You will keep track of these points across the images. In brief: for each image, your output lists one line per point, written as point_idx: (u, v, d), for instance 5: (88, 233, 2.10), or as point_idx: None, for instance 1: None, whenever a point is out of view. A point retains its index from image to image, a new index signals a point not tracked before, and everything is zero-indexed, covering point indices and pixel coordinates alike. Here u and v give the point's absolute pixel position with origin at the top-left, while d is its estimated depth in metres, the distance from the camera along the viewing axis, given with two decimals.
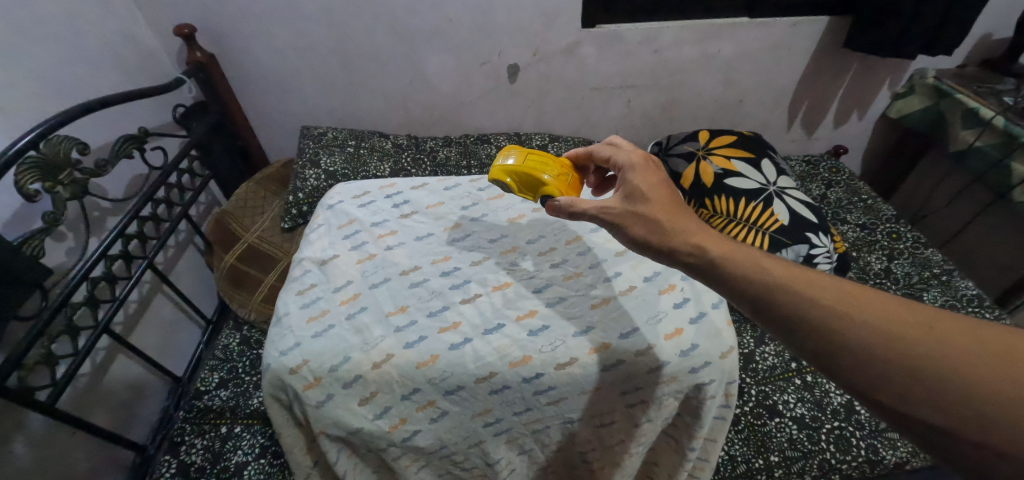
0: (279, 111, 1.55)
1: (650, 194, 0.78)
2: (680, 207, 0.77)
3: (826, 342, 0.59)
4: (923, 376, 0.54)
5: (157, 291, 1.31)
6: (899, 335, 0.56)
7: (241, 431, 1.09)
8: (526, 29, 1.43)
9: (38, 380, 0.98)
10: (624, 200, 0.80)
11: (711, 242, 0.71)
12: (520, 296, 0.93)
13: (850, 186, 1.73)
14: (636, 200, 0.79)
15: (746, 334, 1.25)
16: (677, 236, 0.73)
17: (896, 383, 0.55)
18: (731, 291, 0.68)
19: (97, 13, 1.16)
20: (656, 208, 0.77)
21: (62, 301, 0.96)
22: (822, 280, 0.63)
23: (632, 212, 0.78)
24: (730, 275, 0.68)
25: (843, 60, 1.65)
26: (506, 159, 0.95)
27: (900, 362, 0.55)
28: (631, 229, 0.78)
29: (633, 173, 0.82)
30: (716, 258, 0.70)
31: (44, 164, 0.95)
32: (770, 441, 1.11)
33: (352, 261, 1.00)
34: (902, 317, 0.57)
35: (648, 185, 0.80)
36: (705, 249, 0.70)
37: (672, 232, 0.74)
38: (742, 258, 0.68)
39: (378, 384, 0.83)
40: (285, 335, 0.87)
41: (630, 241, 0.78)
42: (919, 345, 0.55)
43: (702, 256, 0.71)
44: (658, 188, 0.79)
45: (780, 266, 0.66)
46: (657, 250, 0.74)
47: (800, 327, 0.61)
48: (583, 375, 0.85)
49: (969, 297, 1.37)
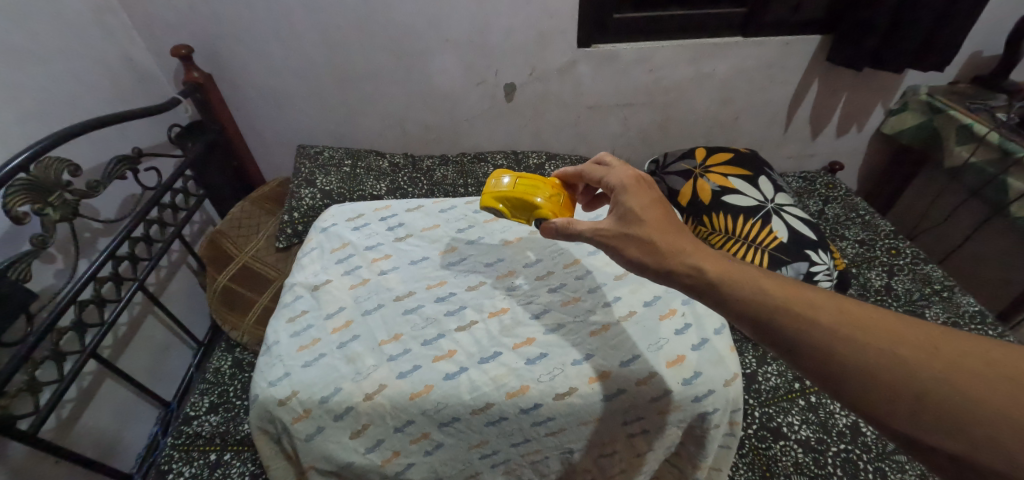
0: (275, 131, 1.55)
1: (644, 215, 0.77)
2: (675, 227, 0.75)
3: (830, 365, 0.57)
4: (927, 397, 0.52)
5: (148, 313, 1.29)
6: (904, 356, 0.54)
7: (231, 458, 1.05)
8: (522, 49, 1.44)
9: (21, 408, 0.96)
10: (618, 221, 0.78)
11: (708, 262, 0.70)
12: (518, 323, 0.91)
13: (847, 202, 1.72)
14: (630, 222, 0.77)
15: (748, 354, 1.24)
16: (675, 258, 0.72)
17: (901, 405, 0.53)
18: (732, 311, 0.66)
19: (94, 34, 1.16)
20: (650, 229, 0.75)
21: (48, 326, 0.94)
22: (820, 299, 0.61)
23: (626, 235, 0.76)
24: (729, 295, 0.66)
25: (834, 81, 1.66)
26: (498, 183, 0.94)
27: (904, 384, 0.53)
28: (626, 251, 0.76)
29: (625, 194, 0.80)
30: (712, 279, 0.68)
31: (33, 185, 0.93)
32: (775, 465, 1.08)
33: (344, 287, 0.98)
34: (905, 337, 0.55)
35: (642, 206, 0.78)
36: (704, 271, 0.69)
37: (670, 253, 0.72)
38: (741, 278, 0.67)
39: (370, 416, 0.80)
40: (275, 364, 0.85)
41: (628, 262, 0.76)
42: (923, 366, 0.53)
43: (700, 278, 0.69)
44: (652, 208, 0.77)
45: (779, 284, 0.64)
46: (657, 273, 0.72)
47: (803, 349, 0.59)
48: (583, 405, 0.83)
49: (972, 313, 1.36)
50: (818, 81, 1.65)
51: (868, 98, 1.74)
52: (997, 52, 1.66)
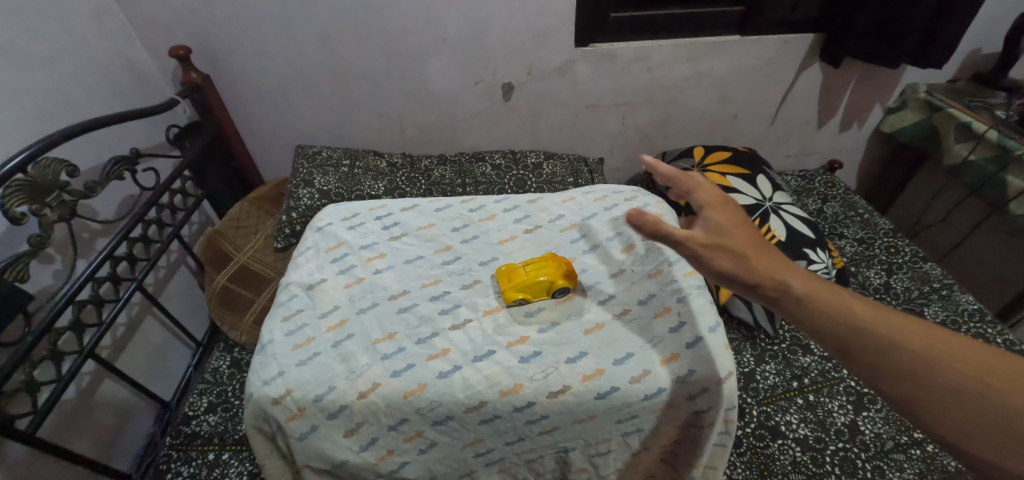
0: (273, 131, 1.55)
1: (732, 229, 0.73)
2: (762, 245, 0.72)
3: (916, 389, 0.56)
4: (1015, 429, 0.52)
5: (146, 313, 1.29)
6: (994, 386, 0.54)
7: (230, 458, 1.06)
8: (520, 48, 1.44)
9: (19, 408, 0.96)
10: (708, 233, 0.72)
11: (791, 278, 0.67)
12: (512, 322, 0.91)
13: (846, 201, 1.72)
14: (720, 234, 0.72)
15: (747, 353, 1.25)
16: (762, 271, 0.68)
17: (986, 434, 0.53)
18: (814, 330, 0.64)
19: (92, 35, 1.17)
20: (742, 243, 0.71)
21: (45, 327, 0.94)
22: (907, 322, 0.60)
23: (716, 246, 0.71)
24: (813, 311, 0.64)
25: (838, 76, 1.65)
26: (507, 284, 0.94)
27: (988, 412, 0.53)
28: (717, 263, 0.71)
29: (711, 209, 0.74)
30: (795, 293, 0.66)
31: (31, 186, 0.93)
32: (773, 463, 1.08)
33: (339, 286, 0.98)
34: (994, 367, 0.55)
35: (730, 221, 0.73)
36: (792, 286, 0.66)
37: (758, 267, 0.69)
38: (828, 296, 0.64)
39: (364, 414, 0.81)
40: (269, 363, 0.85)
41: (716, 275, 0.71)
42: (1008, 391, 0.53)
43: (782, 291, 0.67)
44: (738, 224, 0.73)
45: (866, 305, 0.62)
46: (746, 285, 0.69)
47: (891, 371, 0.57)
48: (577, 404, 0.82)
49: (970, 311, 1.36)
50: (822, 77, 1.65)
51: (867, 96, 1.74)
52: (995, 49, 1.66)
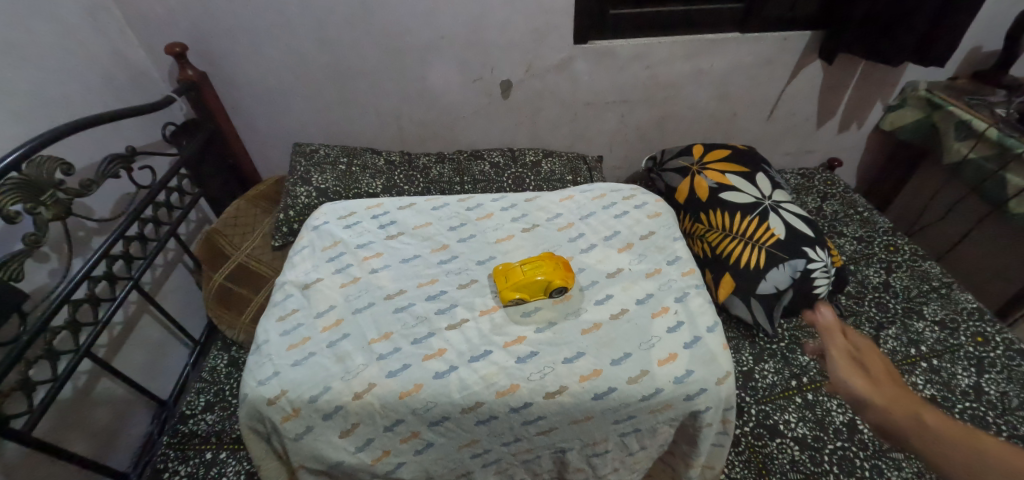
0: (271, 129, 1.54)
1: (874, 371, 0.77)
2: (907, 390, 0.73)
3: None
4: None
5: (143, 312, 1.28)
6: None
7: (227, 457, 1.05)
8: (518, 45, 1.43)
9: (15, 407, 0.96)
10: (869, 379, 0.76)
11: (929, 419, 0.67)
12: (509, 322, 0.91)
13: (845, 199, 1.71)
14: (867, 377, 0.77)
15: (745, 352, 1.26)
16: (895, 414, 0.70)
17: None
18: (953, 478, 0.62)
19: (87, 33, 1.16)
20: (888, 388, 0.74)
21: (41, 326, 0.93)
22: None
23: (855, 387, 0.76)
24: (947, 457, 0.63)
25: (838, 75, 1.65)
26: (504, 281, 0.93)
27: None
28: (866, 404, 0.74)
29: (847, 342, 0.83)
30: (930, 436, 0.65)
31: (25, 184, 0.92)
32: (771, 462, 1.08)
33: (335, 285, 0.97)
34: None
35: (879, 364, 0.79)
36: (929, 426, 0.66)
37: (891, 409, 0.71)
38: (969, 444, 0.63)
39: (359, 414, 0.80)
40: (264, 364, 0.85)
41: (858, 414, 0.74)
42: None
43: (916, 433, 0.67)
44: (881, 365, 0.78)
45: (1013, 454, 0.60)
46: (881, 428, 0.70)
47: None
48: (574, 404, 0.82)
49: (969, 310, 1.35)
50: (822, 75, 1.64)
51: (867, 94, 1.73)
52: (996, 47, 1.65)
